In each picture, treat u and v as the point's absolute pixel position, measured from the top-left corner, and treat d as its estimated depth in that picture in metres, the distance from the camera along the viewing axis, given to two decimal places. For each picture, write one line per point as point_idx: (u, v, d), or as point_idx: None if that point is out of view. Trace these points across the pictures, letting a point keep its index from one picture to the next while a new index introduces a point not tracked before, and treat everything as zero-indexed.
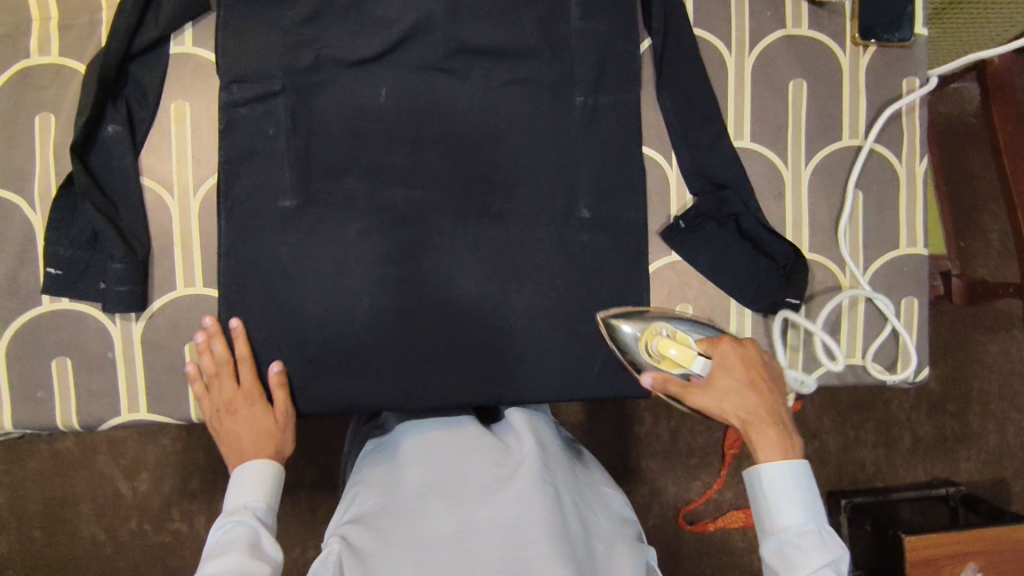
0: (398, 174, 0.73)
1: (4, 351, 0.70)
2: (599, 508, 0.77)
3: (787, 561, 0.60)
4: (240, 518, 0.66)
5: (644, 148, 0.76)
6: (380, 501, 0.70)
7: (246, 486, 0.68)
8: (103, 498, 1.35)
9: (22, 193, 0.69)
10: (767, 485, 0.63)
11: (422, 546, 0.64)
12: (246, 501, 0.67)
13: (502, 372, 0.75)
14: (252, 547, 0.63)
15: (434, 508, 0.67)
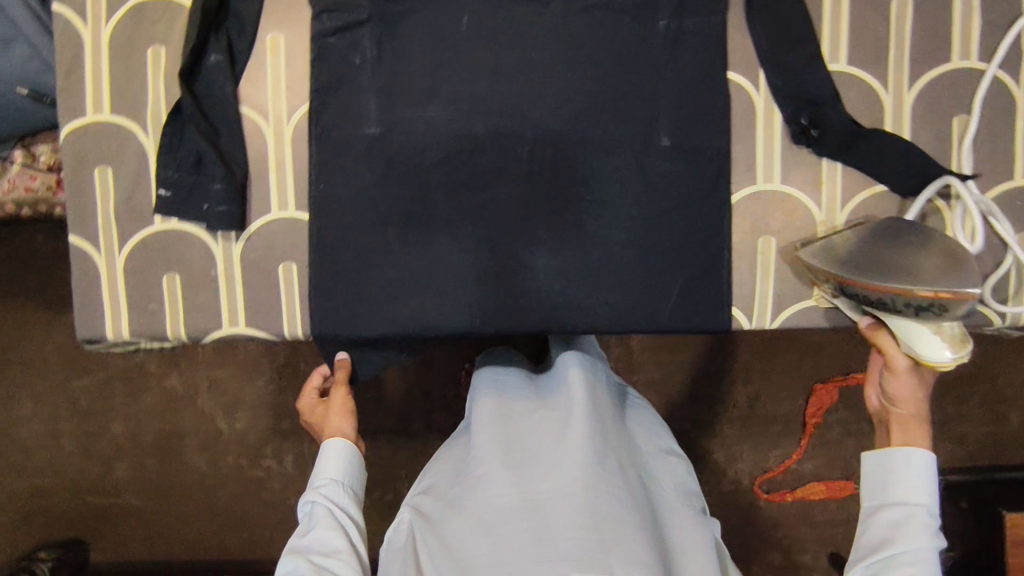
0: (479, 102, 0.74)
1: (122, 266, 0.77)
2: (664, 483, 0.78)
3: (897, 536, 0.62)
4: (315, 502, 0.76)
5: (731, 73, 0.73)
6: (449, 473, 0.75)
7: (325, 463, 0.79)
8: (205, 432, 1.46)
9: (137, 120, 0.75)
10: (909, 468, 0.64)
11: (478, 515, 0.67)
12: (317, 480, 0.78)
13: (578, 302, 0.75)
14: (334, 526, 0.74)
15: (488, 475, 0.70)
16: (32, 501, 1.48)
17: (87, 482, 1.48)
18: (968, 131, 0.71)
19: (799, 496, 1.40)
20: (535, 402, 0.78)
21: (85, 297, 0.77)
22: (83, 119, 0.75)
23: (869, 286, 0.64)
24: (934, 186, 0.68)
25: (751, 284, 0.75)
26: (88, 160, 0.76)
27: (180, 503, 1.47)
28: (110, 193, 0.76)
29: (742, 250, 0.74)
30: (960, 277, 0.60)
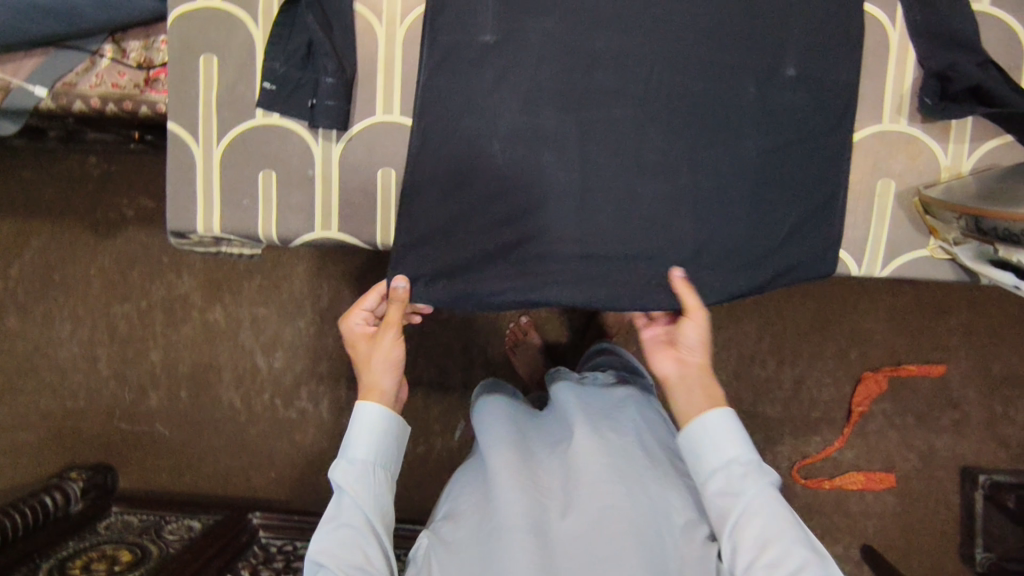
0: (600, 18, 0.71)
1: (218, 158, 0.75)
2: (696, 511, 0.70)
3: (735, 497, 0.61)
4: (343, 491, 0.65)
5: (867, 5, 0.70)
6: (467, 495, 0.72)
7: (356, 439, 0.67)
8: (242, 368, 1.44)
9: (247, 10, 0.74)
10: (706, 426, 0.63)
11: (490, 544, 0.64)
12: (350, 457, 0.67)
13: (684, 233, 0.72)
14: (367, 531, 0.64)
15: (503, 498, 0.67)
16: (64, 423, 1.47)
17: (120, 409, 1.46)
18: None
19: (838, 485, 1.28)
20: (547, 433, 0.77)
21: (178, 187, 0.76)
22: (193, 5, 0.74)
23: (1005, 214, 0.61)
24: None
25: (864, 230, 0.72)
26: (194, 47, 0.74)
27: (212, 437, 1.45)
28: (213, 83, 0.74)
29: (859, 192, 0.72)
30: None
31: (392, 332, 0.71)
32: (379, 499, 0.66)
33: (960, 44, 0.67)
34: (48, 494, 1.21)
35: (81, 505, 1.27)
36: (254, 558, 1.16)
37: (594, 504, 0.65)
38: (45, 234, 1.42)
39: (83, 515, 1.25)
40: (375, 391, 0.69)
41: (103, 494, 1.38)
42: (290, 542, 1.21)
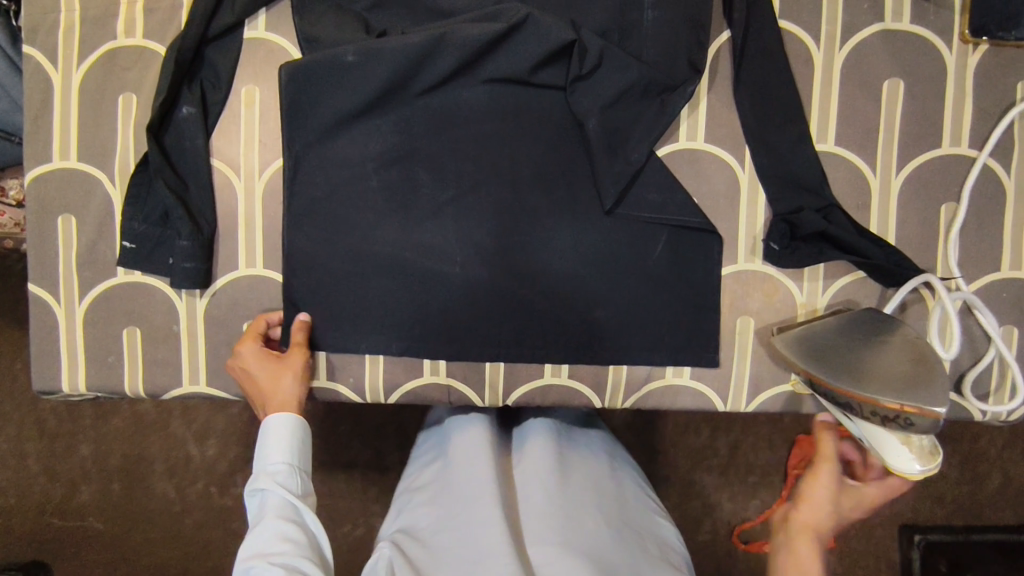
0: (457, 171, 0.72)
1: (81, 316, 0.74)
2: (647, 539, 0.75)
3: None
4: (266, 490, 0.67)
5: (718, 150, 0.70)
6: (435, 510, 0.73)
7: (270, 449, 0.69)
8: (173, 459, 1.41)
9: (103, 169, 0.73)
10: None
11: (465, 560, 0.66)
12: (269, 466, 0.69)
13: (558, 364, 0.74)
14: (286, 518, 0.66)
15: (484, 511, 0.69)
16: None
17: (52, 504, 1.43)
18: (956, 220, 0.69)
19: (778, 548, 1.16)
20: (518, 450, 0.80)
21: (43, 347, 0.74)
22: (49, 165, 0.73)
23: (842, 386, 0.59)
24: (914, 283, 0.66)
25: (728, 365, 0.72)
26: (51, 207, 0.73)
27: (146, 532, 1.42)
28: (72, 243, 0.73)
29: (724, 328, 0.72)
30: (928, 390, 0.56)
31: (299, 356, 0.71)
32: (299, 503, 0.68)
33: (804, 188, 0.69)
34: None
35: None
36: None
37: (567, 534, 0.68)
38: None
39: None
40: (278, 404, 0.70)
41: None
42: None
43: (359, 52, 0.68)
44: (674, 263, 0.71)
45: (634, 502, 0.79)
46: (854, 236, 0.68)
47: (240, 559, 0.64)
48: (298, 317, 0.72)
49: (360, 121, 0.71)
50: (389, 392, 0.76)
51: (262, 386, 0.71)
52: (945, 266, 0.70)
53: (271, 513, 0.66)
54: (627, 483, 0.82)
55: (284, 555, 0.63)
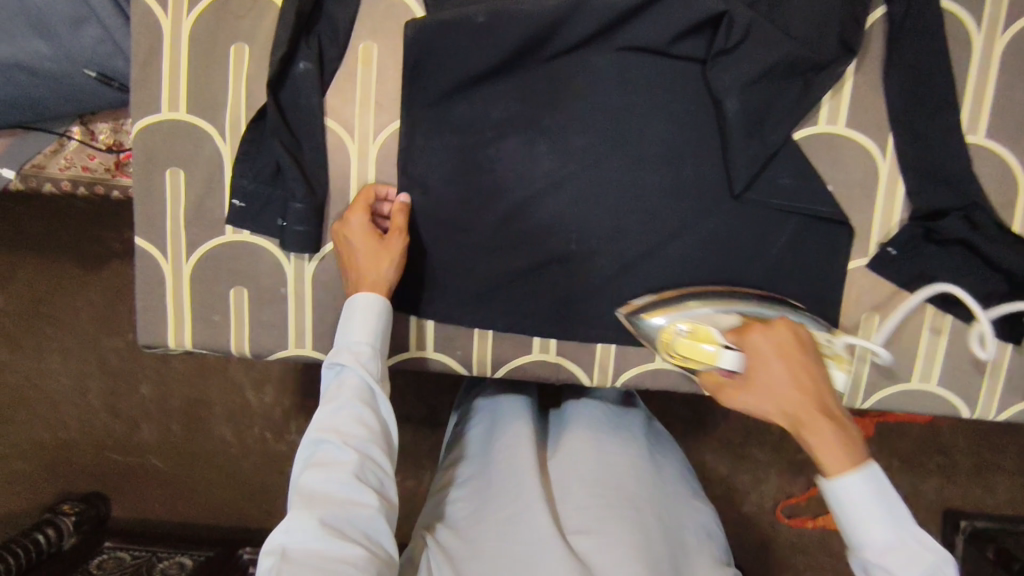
0: (580, 144, 0.69)
1: (188, 273, 0.73)
2: (693, 530, 0.72)
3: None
4: (346, 368, 0.64)
5: (860, 136, 0.67)
6: (477, 506, 0.71)
7: (354, 328, 0.66)
8: (231, 404, 1.40)
9: (214, 123, 0.70)
10: None
11: (505, 552, 0.65)
12: (352, 343, 0.65)
13: None
14: (365, 401, 0.63)
15: (528, 511, 0.67)
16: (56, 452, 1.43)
17: (112, 439, 1.42)
18: None
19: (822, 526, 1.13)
20: (558, 439, 0.77)
21: (148, 302, 0.74)
22: (157, 115, 0.70)
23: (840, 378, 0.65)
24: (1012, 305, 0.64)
25: None
26: (160, 160, 0.71)
27: (203, 471, 1.41)
28: (180, 198, 0.72)
29: (845, 322, 0.70)
30: None
31: (399, 240, 0.68)
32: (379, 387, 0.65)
33: (949, 182, 0.65)
34: (42, 529, 1.23)
35: (76, 538, 1.29)
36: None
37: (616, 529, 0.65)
38: (29, 269, 1.37)
39: (76, 555, 1.22)
40: (371, 281, 0.67)
41: (96, 525, 1.37)
42: None
43: (490, 13, 0.64)
44: (800, 252, 0.69)
45: (680, 488, 0.76)
46: (998, 238, 0.65)
47: (310, 429, 0.62)
48: (400, 198, 0.69)
49: (482, 86, 0.68)
50: (496, 366, 0.75)
51: (358, 261, 0.68)
52: None
53: (348, 391, 0.63)
54: (673, 469, 0.79)
55: (358, 438, 0.61)
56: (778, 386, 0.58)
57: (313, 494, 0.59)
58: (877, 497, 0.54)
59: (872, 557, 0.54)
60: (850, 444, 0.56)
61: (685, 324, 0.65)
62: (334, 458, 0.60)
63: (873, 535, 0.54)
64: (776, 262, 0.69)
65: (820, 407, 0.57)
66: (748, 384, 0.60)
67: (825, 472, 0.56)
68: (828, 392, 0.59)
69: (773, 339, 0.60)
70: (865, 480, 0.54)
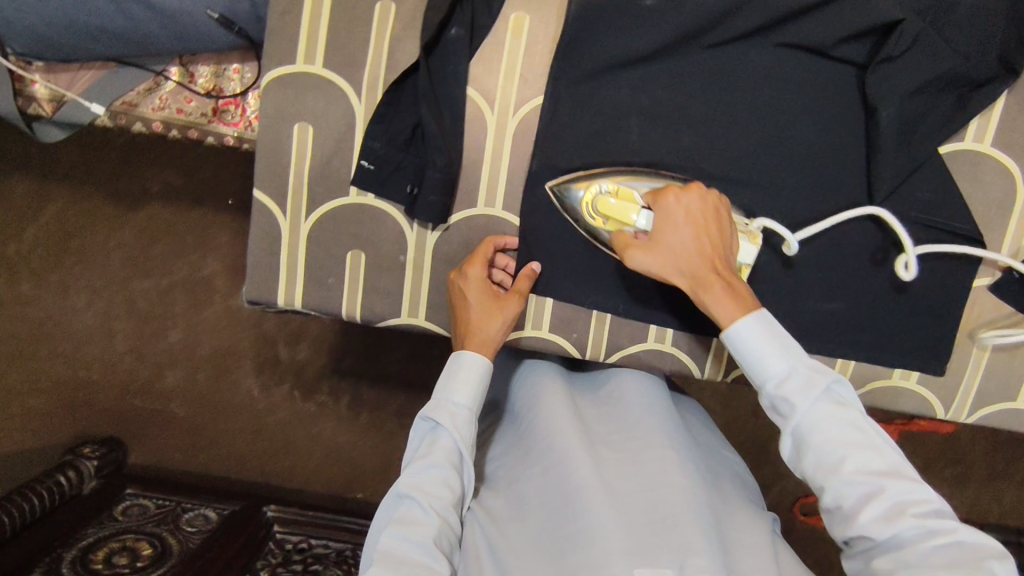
0: (724, 137, 0.68)
1: (306, 232, 0.71)
2: (731, 487, 0.71)
3: (933, 538, 0.51)
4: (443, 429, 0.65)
5: (1005, 157, 0.67)
6: (515, 467, 0.70)
7: (457, 385, 0.66)
8: (263, 355, 1.26)
9: (350, 81, 0.68)
10: None
11: (543, 501, 0.64)
12: (453, 404, 0.66)
13: None
14: (454, 465, 0.64)
15: (562, 458, 0.65)
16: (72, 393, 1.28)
17: (135, 383, 1.28)
18: None
19: None
20: (587, 393, 0.76)
21: (261, 258, 0.72)
22: (291, 67, 0.68)
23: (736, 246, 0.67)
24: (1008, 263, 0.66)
25: (956, 375, 0.72)
26: (289, 114, 0.69)
27: (227, 426, 1.29)
28: (306, 154, 0.70)
29: (961, 338, 0.71)
30: None
31: (513, 308, 0.69)
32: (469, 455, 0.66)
33: None
34: (62, 471, 1.11)
35: (95, 483, 1.16)
36: (272, 557, 1.05)
37: (654, 470, 0.63)
38: (59, 201, 1.23)
39: (98, 498, 1.11)
40: (478, 342, 0.68)
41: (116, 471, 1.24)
42: (303, 541, 1.09)
43: None
44: (929, 266, 0.69)
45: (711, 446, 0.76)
46: None
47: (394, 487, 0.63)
48: (531, 266, 0.70)
49: (634, 68, 0.67)
50: (609, 351, 0.75)
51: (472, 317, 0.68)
52: None
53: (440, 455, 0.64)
54: (698, 429, 0.78)
55: (441, 502, 0.62)
56: (678, 245, 0.60)
57: (392, 552, 0.59)
58: (768, 336, 0.57)
59: (775, 386, 0.57)
60: (739, 292, 0.59)
61: (607, 185, 0.66)
62: (416, 518, 0.61)
63: (771, 364, 0.57)
64: (904, 273, 0.69)
65: (714, 265, 0.60)
66: (652, 244, 0.62)
67: (720, 322, 0.59)
68: (730, 250, 0.62)
69: (680, 200, 0.62)
70: (752, 321, 0.57)
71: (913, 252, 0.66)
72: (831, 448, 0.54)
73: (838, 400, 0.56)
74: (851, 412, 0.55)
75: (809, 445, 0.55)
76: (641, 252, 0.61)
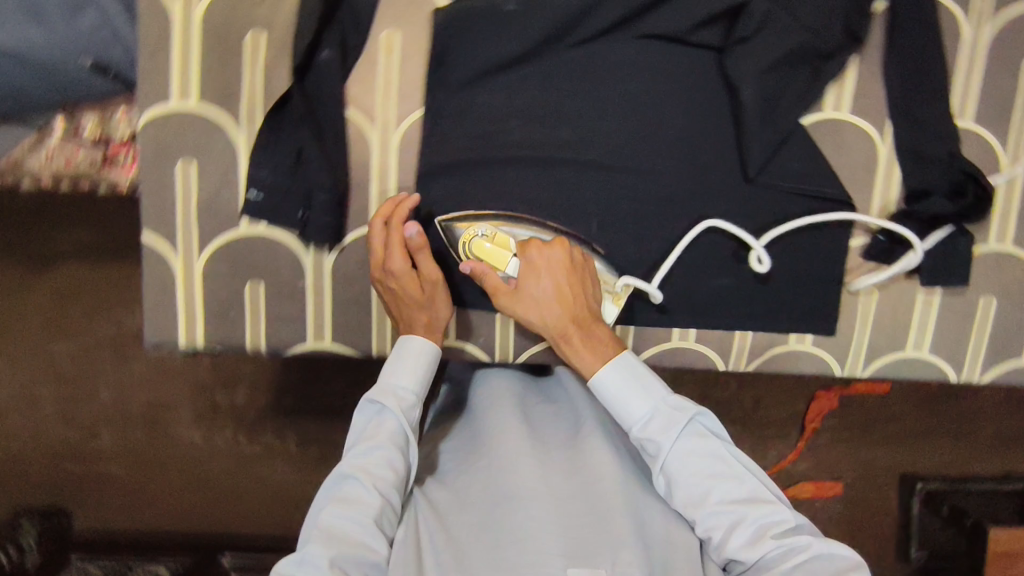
0: (597, 130, 0.70)
1: (200, 269, 0.71)
2: None
3: (794, 555, 0.60)
4: (387, 410, 0.66)
5: (863, 121, 0.71)
6: (462, 463, 0.71)
7: (401, 371, 0.68)
8: (199, 403, 1.17)
9: (229, 114, 0.68)
10: None
11: (487, 499, 0.65)
12: (399, 387, 0.67)
13: (684, 325, 0.75)
14: (399, 447, 0.65)
15: (507, 465, 0.67)
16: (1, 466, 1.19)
17: (68, 448, 1.19)
18: None
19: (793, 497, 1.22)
20: (539, 403, 0.78)
21: (159, 300, 0.71)
22: (167, 106, 0.68)
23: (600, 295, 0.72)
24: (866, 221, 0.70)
25: (849, 332, 0.75)
26: (171, 153, 0.69)
27: (172, 482, 1.19)
28: (192, 191, 0.69)
29: (848, 297, 0.74)
30: None
31: (445, 300, 0.70)
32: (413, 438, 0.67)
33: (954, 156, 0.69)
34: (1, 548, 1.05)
35: (39, 557, 1.09)
36: None
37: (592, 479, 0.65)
38: None
39: None
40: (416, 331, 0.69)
41: (59, 543, 1.14)
42: None
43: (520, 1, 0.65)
44: (807, 233, 0.73)
45: None
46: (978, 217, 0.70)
47: (334, 473, 0.64)
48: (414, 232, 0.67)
49: (506, 73, 0.69)
50: (518, 351, 0.76)
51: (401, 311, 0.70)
52: None
53: (384, 441, 0.65)
54: None
55: (385, 483, 0.63)
56: (543, 299, 0.65)
57: (333, 530, 0.60)
58: (629, 377, 0.65)
59: (639, 430, 0.65)
60: (597, 343, 0.66)
61: (486, 228, 0.68)
62: (361, 497, 0.62)
63: (634, 410, 0.65)
64: (785, 243, 0.73)
65: (572, 315, 0.65)
66: (516, 293, 0.66)
67: (584, 373, 0.67)
68: (593, 302, 0.68)
69: (548, 257, 0.66)
70: (609, 369, 0.65)
71: (758, 246, 0.70)
72: (697, 486, 0.63)
73: (697, 433, 0.65)
74: (711, 446, 0.64)
75: (677, 482, 0.64)
76: (507, 304, 0.66)
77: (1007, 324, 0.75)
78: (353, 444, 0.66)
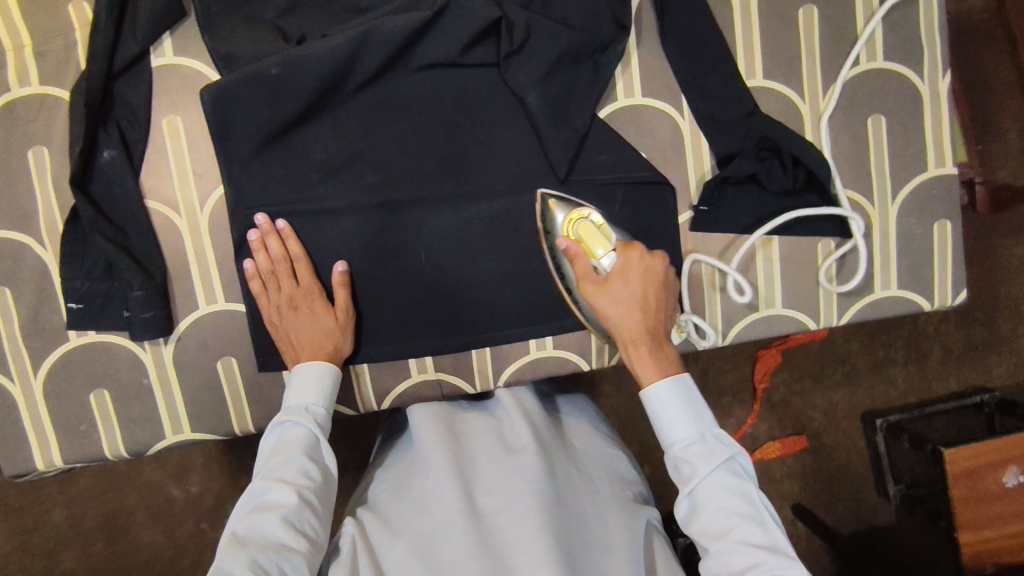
0: (400, 167, 0.71)
1: (40, 390, 0.70)
2: (601, 477, 0.70)
3: None
4: (290, 422, 0.66)
5: (655, 102, 0.72)
6: (395, 490, 0.68)
7: (302, 388, 0.67)
8: (154, 505, 1.12)
9: (29, 232, 0.68)
10: None
11: (426, 528, 0.63)
12: (302, 402, 0.67)
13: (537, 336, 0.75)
14: (310, 454, 0.65)
15: (439, 490, 0.64)
16: None
17: None
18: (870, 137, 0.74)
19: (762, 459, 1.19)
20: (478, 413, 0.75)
21: (6, 430, 0.70)
22: None
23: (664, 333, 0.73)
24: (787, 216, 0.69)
25: (701, 306, 0.75)
26: None
27: None
28: (12, 315, 0.69)
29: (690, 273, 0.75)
30: None
31: (348, 330, 0.71)
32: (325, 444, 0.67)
33: (751, 114, 0.71)
34: None
35: None
36: None
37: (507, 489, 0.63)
38: None
39: None
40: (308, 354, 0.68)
41: None
42: None
43: (282, 62, 0.65)
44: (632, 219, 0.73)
45: (590, 440, 0.74)
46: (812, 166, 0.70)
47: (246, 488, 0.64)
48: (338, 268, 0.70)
49: (295, 133, 0.69)
50: (382, 398, 0.75)
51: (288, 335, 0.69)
52: (878, 184, 0.74)
53: (296, 452, 0.65)
54: (583, 427, 0.77)
55: (297, 492, 0.63)
56: (626, 297, 0.64)
57: (246, 539, 0.60)
58: (682, 400, 0.63)
59: (679, 449, 0.63)
60: (662, 359, 0.64)
61: (593, 216, 0.69)
62: (275, 504, 0.62)
63: (678, 428, 0.62)
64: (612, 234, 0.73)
65: (649, 327, 0.64)
66: (602, 285, 0.65)
67: (639, 381, 0.64)
68: (667, 319, 0.67)
69: (647, 264, 0.65)
70: (676, 382, 0.63)
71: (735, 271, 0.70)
72: (720, 520, 0.60)
73: (736, 472, 0.61)
74: (744, 487, 0.60)
75: (701, 511, 0.61)
76: (590, 291, 0.65)
77: (849, 263, 0.75)
78: (260, 459, 0.66)
